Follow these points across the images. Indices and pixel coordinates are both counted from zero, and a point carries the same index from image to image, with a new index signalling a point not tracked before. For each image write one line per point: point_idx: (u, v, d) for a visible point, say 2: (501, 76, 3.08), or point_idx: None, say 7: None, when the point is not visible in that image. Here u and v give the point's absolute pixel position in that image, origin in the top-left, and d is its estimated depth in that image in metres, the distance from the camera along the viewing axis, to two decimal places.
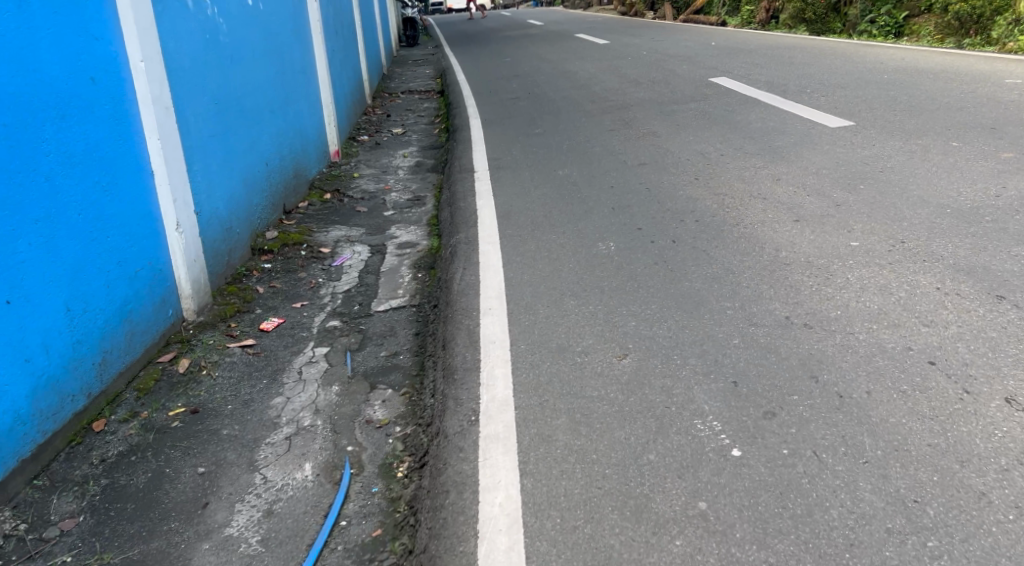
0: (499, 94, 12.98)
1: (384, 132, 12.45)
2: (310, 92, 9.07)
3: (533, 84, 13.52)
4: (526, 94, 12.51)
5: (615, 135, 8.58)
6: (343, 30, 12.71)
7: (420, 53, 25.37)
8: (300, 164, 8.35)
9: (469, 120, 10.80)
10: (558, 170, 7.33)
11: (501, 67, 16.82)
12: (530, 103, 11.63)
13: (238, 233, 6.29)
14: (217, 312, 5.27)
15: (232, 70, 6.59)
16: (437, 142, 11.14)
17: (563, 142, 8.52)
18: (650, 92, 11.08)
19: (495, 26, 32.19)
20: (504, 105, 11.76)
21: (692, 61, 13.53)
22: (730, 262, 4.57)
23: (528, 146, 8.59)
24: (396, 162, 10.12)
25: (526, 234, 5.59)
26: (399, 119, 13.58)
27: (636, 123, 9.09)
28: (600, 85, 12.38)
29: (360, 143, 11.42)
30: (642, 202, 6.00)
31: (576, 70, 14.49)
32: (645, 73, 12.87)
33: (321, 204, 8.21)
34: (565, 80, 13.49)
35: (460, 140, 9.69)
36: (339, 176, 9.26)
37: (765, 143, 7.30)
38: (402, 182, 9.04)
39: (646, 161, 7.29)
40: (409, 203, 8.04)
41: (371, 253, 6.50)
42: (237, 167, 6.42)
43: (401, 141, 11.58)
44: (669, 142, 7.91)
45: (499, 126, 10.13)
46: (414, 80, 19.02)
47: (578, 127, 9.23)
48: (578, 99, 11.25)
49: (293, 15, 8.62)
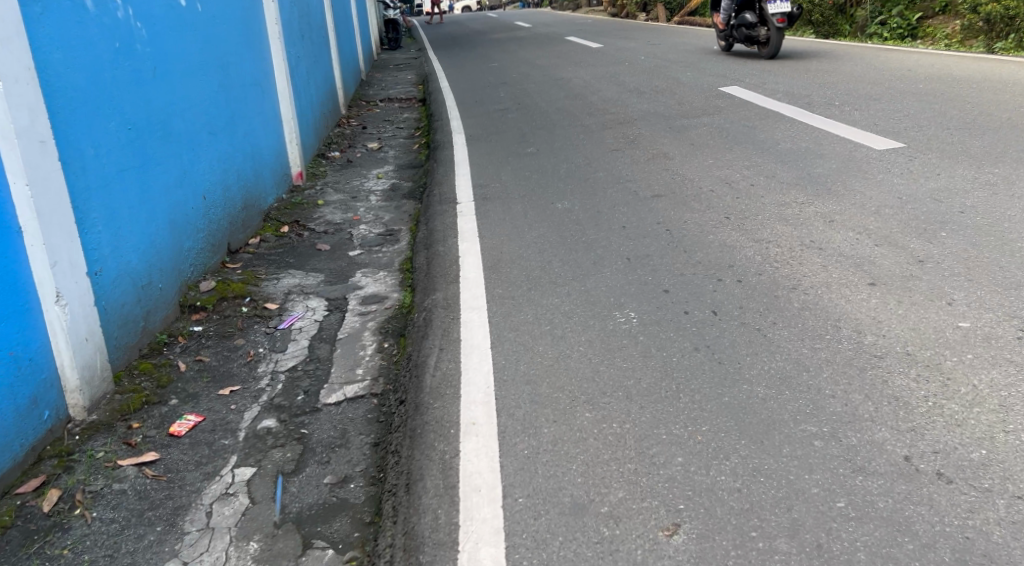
0: (485, 105, 11.79)
1: (357, 148, 11.22)
2: (264, 107, 7.84)
3: (522, 93, 12.32)
4: (516, 105, 11.31)
5: (621, 158, 7.41)
6: (312, 34, 11.50)
7: (403, 57, 24.12)
8: (250, 193, 7.13)
9: (452, 136, 9.60)
10: (556, 204, 6.15)
11: (488, 74, 15.60)
12: (520, 115, 10.44)
13: (160, 289, 5.08)
14: (116, 406, 4.05)
15: (155, 86, 5.37)
16: (416, 160, 9.93)
17: (560, 166, 7.34)
18: (654, 103, 9.91)
19: (481, 28, 31.03)
20: (492, 118, 10.56)
21: (697, 68, 12.37)
22: (798, 350, 3.40)
23: (519, 170, 7.40)
24: (368, 185, 8.91)
25: (520, 297, 4.40)
26: (377, 132, 12.38)
27: (643, 141, 7.92)
28: (597, 95, 11.21)
29: (330, 162, 10.20)
30: (664, 249, 4.83)
31: (570, 78, 13.30)
32: (646, 82, 11.70)
33: (277, 242, 7.00)
34: (558, 88, 12.30)
35: (441, 161, 8.48)
36: (301, 204, 8.04)
37: (802, 169, 6.13)
38: (373, 210, 7.83)
39: (661, 191, 6.13)
40: (379, 238, 6.83)
41: (328, 311, 5.30)
42: (159, 206, 5.20)
43: (376, 159, 10.37)
44: (685, 167, 6.75)
45: (486, 143, 8.93)
46: (394, 87, 17.80)
47: (577, 147, 8.06)
48: (574, 111, 10.07)
49: (242, 19, 7.40)
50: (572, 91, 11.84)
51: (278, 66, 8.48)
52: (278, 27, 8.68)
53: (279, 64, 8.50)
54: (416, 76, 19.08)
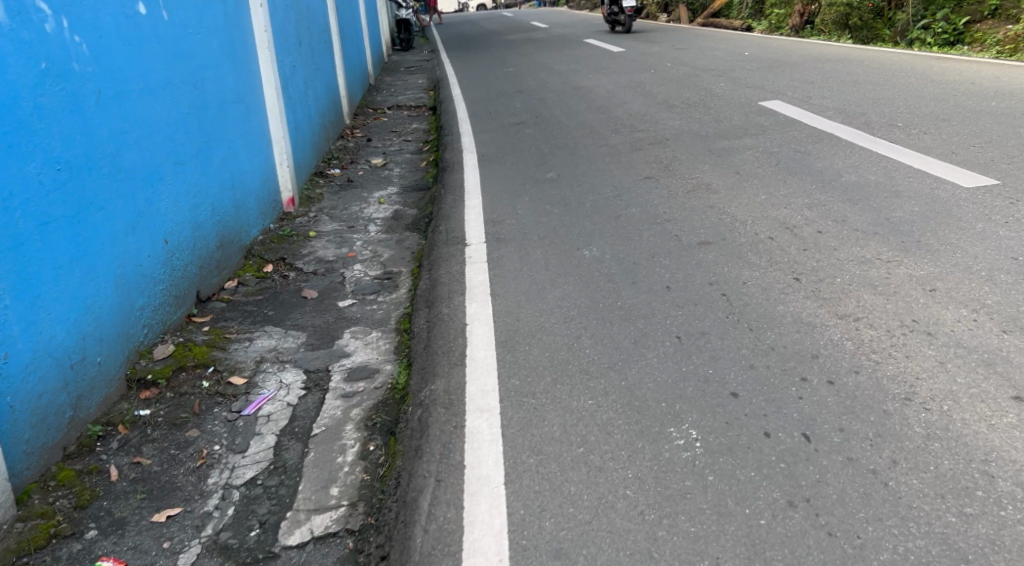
0: (499, 117, 10.83)
1: (360, 165, 10.27)
2: (247, 127, 6.90)
3: (539, 104, 11.34)
4: (532, 118, 10.33)
5: (655, 191, 6.43)
6: (313, 40, 10.59)
7: (414, 59, 23.16)
8: (227, 229, 6.17)
9: (463, 156, 8.62)
10: (583, 252, 5.18)
11: (502, 80, 14.62)
12: (537, 131, 9.46)
13: (99, 364, 4.14)
14: (13, 543, 3.24)
15: (101, 113, 4.43)
16: (423, 182, 8.96)
17: (585, 201, 6.37)
18: (688, 121, 8.92)
19: (498, 28, 30.08)
20: (507, 134, 9.59)
21: (732, 79, 11.36)
22: (942, 518, 2.54)
23: (537, 205, 6.44)
24: (367, 211, 7.94)
25: (541, 393, 3.43)
26: (383, 145, 11.47)
27: (679, 170, 6.95)
28: (622, 109, 10.21)
29: (328, 181, 9.25)
30: (723, 325, 3.85)
31: (591, 87, 12.30)
32: (676, 94, 10.70)
33: (257, 286, 6.04)
34: (579, 99, 11.30)
35: (449, 187, 7.51)
36: (290, 236, 7.08)
37: (878, 212, 5.12)
38: (371, 245, 6.86)
39: (709, 237, 5.15)
40: (375, 284, 5.86)
41: (305, 391, 4.33)
42: (101, 262, 4.27)
43: (379, 179, 9.45)
44: (732, 205, 5.77)
45: (500, 165, 7.95)
46: (404, 92, 16.84)
47: (603, 175, 7.09)
48: (597, 129, 9.11)
49: (220, 29, 6.47)
50: (595, 104, 10.84)
51: (267, 79, 7.53)
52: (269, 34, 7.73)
53: (268, 76, 7.55)
54: (427, 81, 18.10)
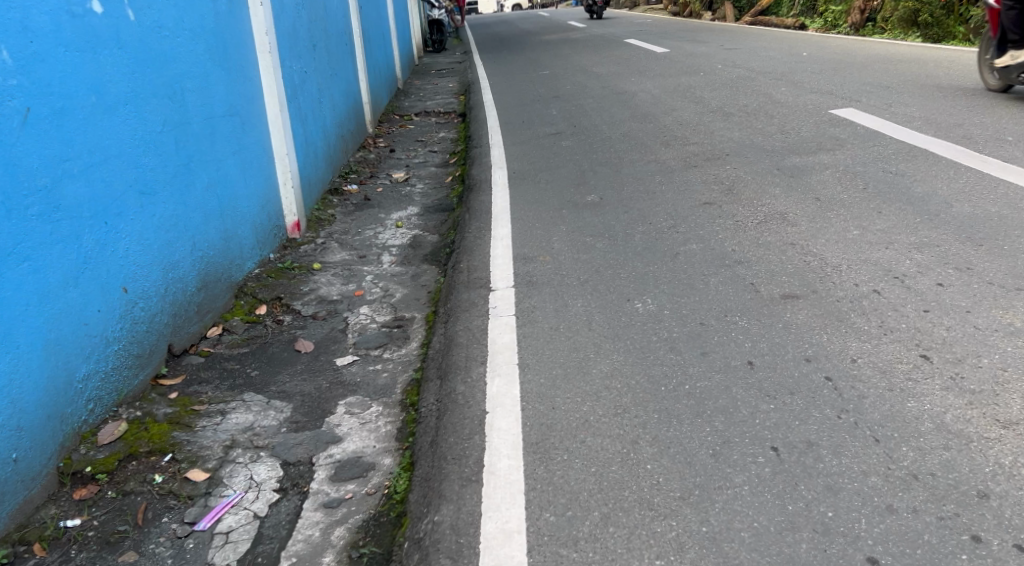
0: (534, 125, 9.86)
1: (380, 180, 9.36)
2: (241, 144, 5.96)
3: (577, 111, 10.36)
4: (570, 128, 9.35)
5: (719, 221, 5.44)
6: (331, 43, 9.68)
7: (447, 61, 22.28)
8: (211, 267, 5.25)
9: (491, 174, 7.66)
10: (634, 304, 4.22)
11: (538, 84, 13.64)
12: (576, 143, 8.49)
13: (15, 462, 3.21)
14: None
15: (28, 138, 3.51)
16: (447, 203, 8.01)
17: (633, 234, 5.40)
18: (747, 134, 7.89)
19: (533, 28, 29.15)
20: (541, 146, 8.63)
21: (793, 83, 10.30)
22: None
23: (577, 238, 5.48)
24: (382, 237, 7.00)
25: (589, 544, 2.50)
26: (407, 156, 10.56)
27: (745, 194, 5.95)
28: (671, 117, 9.20)
29: (342, 200, 8.34)
30: (832, 428, 2.86)
31: (634, 92, 11.29)
32: (731, 101, 9.66)
33: (245, 334, 5.12)
34: (621, 106, 10.31)
35: (475, 211, 6.57)
36: (290, 269, 6.15)
37: (1011, 258, 4.10)
38: (382, 281, 5.92)
39: (793, 288, 4.15)
40: (381, 335, 4.91)
41: (279, 496, 3.35)
42: (22, 329, 3.35)
43: (399, 197, 8.53)
44: (816, 242, 4.77)
45: (533, 185, 7.00)
46: (433, 97, 15.94)
47: (655, 200, 6.12)
48: (645, 141, 8.12)
49: (208, 30, 5.54)
50: (640, 111, 9.84)
51: (269, 88, 6.60)
52: (273, 36, 6.80)
53: (270, 85, 6.61)
54: (459, 85, 17.18)
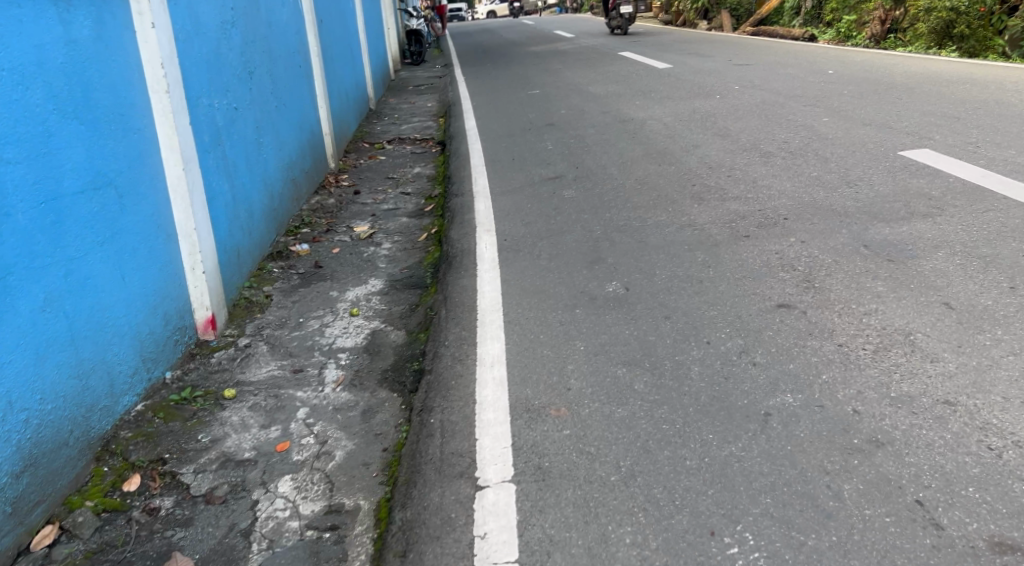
0: (527, 165, 8.12)
1: (338, 237, 7.59)
2: (115, 226, 4.19)
3: (577, 147, 8.64)
4: (571, 171, 7.63)
5: (810, 341, 3.71)
6: (277, 68, 7.90)
7: (425, 75, 20.55)
8: (52, 428, 3.50)
9: (475, 243, 5.91)
10: (725, 548, 2.50)
11: (526, 109, 11.92)
12: (581, 195, 6.77)
13: None
14: None
15: None
16: (421, 275, 6.26)
17: (685, 363, 3.67)
18: (801, 184, 6.18)
19: (519, 37, 27.50)
20: (536, 198, 6.90)
21: (835, 110, 8.65)
22: None
23: (602, 368, 3.73)
24: (328, 336, 5.25)
25: None
26: (374, 201, 8.81)
27: (835, 287, 4.24)
28: (694, 159, 7.49)
29: (285, 270, 6.56)
30: None
31: (642, 122, 9.58)
32: (765, 134, 7.98)
33: (93, 537, 3.43)
34: (630, 140, 8.61)
35: (454, 307, 4.83)
36: (189, 403, 4.37)
37: None
38: (319, 423, 4.13)
39: (999, 520, 2.47)
40: (301, 549, 3.19)
41: None
42: None
43: (358, 265, 6.75)
44: (990, 399, 3.04)
45: (531, 266, 5.28)
46: (409, 120, 14.21)
47: (704, 296, 4.39)
48: (669, 195, 6.43)
49: (50, 67, 3.74)
50: (655, 148, 8.12)
51: (168, 139, 4.81)
52: (176, 67, 5.01)
53: (171, 133, 4.83)
54: (438, 105, 15.44)
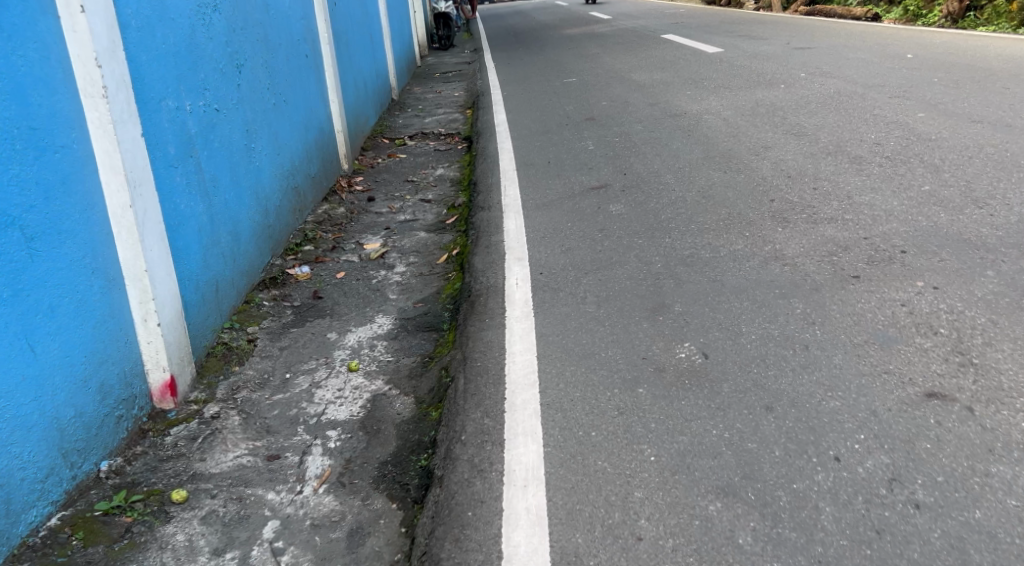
0: (568, 172, 7.00)
1: (346, 260, 6.53)
2: (18, 281, 3.10)
3: (625, 151, 7.49)
4: (620, 182, 6.50)
5: (993, 463, 2.57)
6: (275, 58, 6.77)
7: (454, 62, 19.42)
8: None
9: (504, 278, 4.81)
10: None
11: (563, 102, 10.75)
12: (634, 215, 5.64)
13: None
14: None
15: None
16: (438, 313, 5.15)
17: (810, 495, 2.54)
18: (912, 203, 5.00)
19: (552, 20, 26.26)
20: (579, 218, 5.77)
21: (928, 105, 7.46)
22: None
23: (682, 496, 2.62)
24: (317, 402, 4.14)
25: None
26: (391, 211, 7.75)
27: (1006, 367, 3.06)
28: (767, 166, 6.32)
29: (277, 304, 5.48)
30: None
31: (698, 120, 8.43)
32: (849, 136, 6.81)
33: None
34: (687, 142, 7.46)
35: (476, 375, 3.72)
36: (123, 513, 3.28)
37: None
38: (289, 551, 3.05)
39: None
40: None
41: None
42: None
43: (365, 296, 5.65)
44: None
45: (575, 313, 4.15)
46: (435, 112, 13.11)
47: (817, 374, 3.25)
48: (744, 215, 5.29)
49: None
50: (718, 152, 6.96)
51: (108, 155, 3.67)
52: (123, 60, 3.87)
53: (112, 147, 3.69)
54: (466, 95, 14.29)
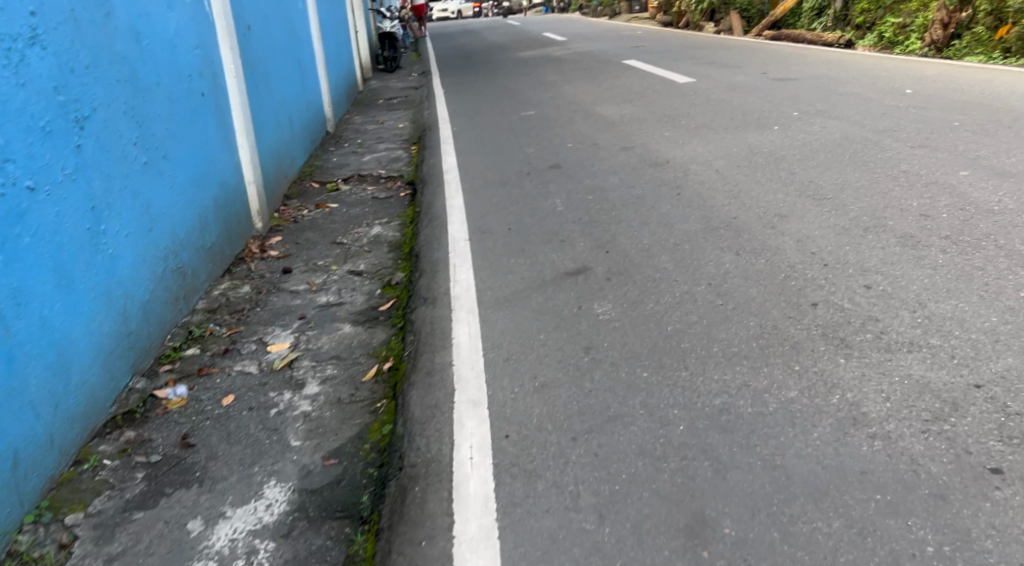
0: (536, 249, 5.53)
1: (240, 372, 4.96)
2: None
3: (604, 217, 6.06)
4: (604, 266, 5.04)
5: None
6: (141, 104, 5.22)
7: (399, 86, 17.84)
8: None
9: (451, 448, 3.25)
10: None
11: (521, 143, 9.29)
12: (632, 322, 4.18)
13: None
14: None
15: None
16: (356, 482, 3.62)
17: None
18: (1021, 322, 3.62)
19: (503, 39, 24.82)
20: (555, 324, 4.28)
21: (968, 160, 6.16)
22: None
23: None
24: None
25: None
26: (310, 292, 6.20)
27: None
28: (793, 245, 4.92)
29: (124, 461, 3.92)
30: None
31: (686, 171, 7.03)
32: (884, 200, 5.45)
33: None
34: (679, 206, 6.05)
35: None
36: None
37: None
38: None
39: None
40: None
41: None
42: None
43: (258, 443, 4.07)
44: None
45: (566, 536, 2.67)
46: (374, 148, 11.54)
47: None
48: (782, 330, 3.86)
49: None
50: (721, 222, 5.54)
51: None
52: None
53: None
54: (410, 127, 12.76)
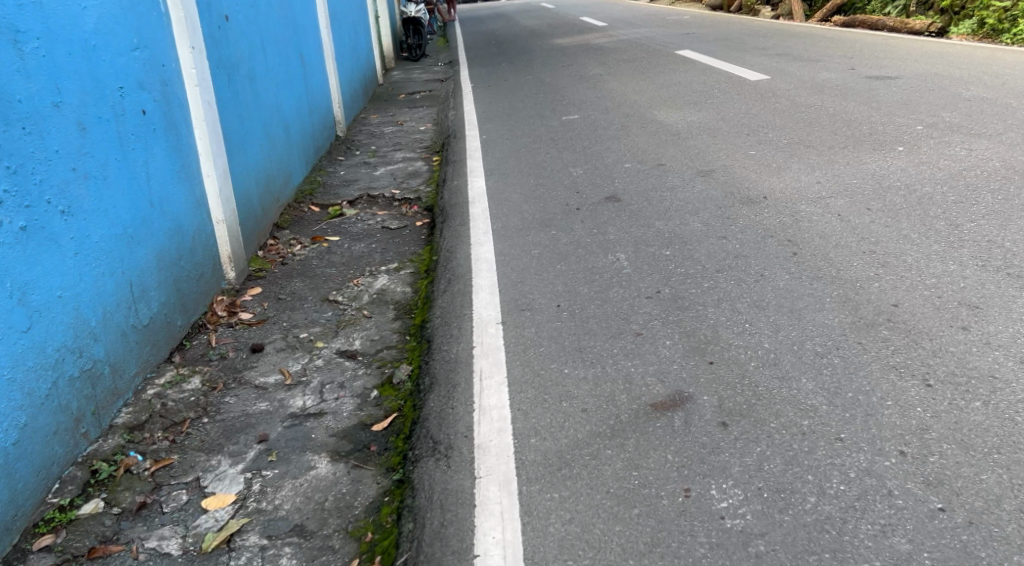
0: (603, 352, 3.77)
1: (153, 556, 3.26)
2: None
3: (693, 293, 4.29)
4: (711, 395, 3.28)
5: None
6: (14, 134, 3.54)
7: (425, 78, 16.07)
8: None
9: None
10: None
11: (565, 160, 7.48)
12: (789, 546, 2.44)
13: None
14: None
15: None
16: None
17: None
18: None
19: (539, 24, 22.87)
20: (653, 538, 2.55)
21: None
22: None
23: None
24: None
25: None
26: (283, 390, 4.49)
27: None
28: (1019, 373, 3.10)
29: None
30: None
31: (793, 215, 5.21)
32: None
33: None
34: (800, 278, 4.25)
35: None
36: None
37: None
38: None
39: None
40: None
41: None
42: None
43: None
44: None
45: None
46: (390, 156, 9.82)
47: None
48: None
49: None
50: (877, 314, 3.74)
51: None
52: None
53: None
54: (434, 130, 11.03)
